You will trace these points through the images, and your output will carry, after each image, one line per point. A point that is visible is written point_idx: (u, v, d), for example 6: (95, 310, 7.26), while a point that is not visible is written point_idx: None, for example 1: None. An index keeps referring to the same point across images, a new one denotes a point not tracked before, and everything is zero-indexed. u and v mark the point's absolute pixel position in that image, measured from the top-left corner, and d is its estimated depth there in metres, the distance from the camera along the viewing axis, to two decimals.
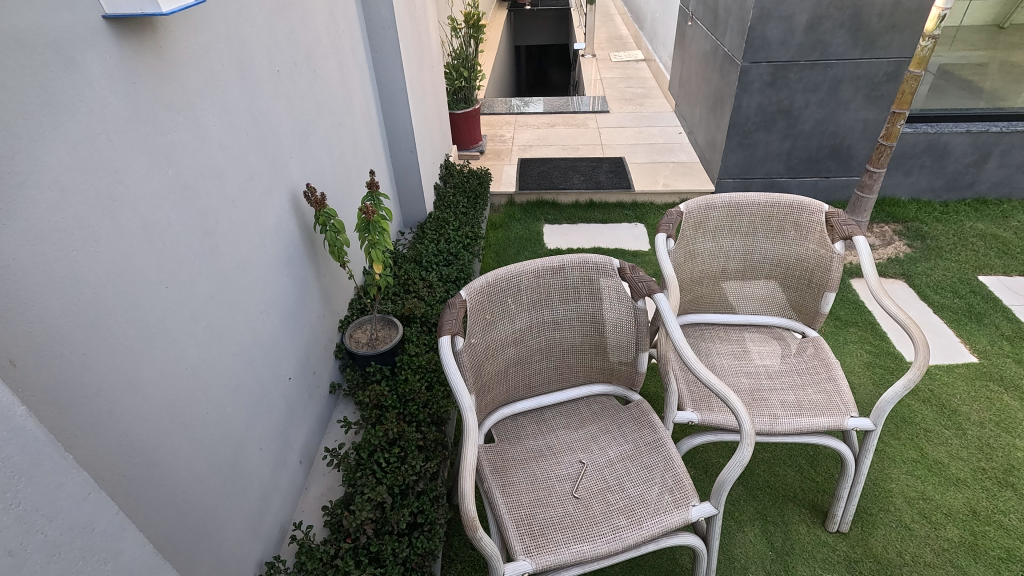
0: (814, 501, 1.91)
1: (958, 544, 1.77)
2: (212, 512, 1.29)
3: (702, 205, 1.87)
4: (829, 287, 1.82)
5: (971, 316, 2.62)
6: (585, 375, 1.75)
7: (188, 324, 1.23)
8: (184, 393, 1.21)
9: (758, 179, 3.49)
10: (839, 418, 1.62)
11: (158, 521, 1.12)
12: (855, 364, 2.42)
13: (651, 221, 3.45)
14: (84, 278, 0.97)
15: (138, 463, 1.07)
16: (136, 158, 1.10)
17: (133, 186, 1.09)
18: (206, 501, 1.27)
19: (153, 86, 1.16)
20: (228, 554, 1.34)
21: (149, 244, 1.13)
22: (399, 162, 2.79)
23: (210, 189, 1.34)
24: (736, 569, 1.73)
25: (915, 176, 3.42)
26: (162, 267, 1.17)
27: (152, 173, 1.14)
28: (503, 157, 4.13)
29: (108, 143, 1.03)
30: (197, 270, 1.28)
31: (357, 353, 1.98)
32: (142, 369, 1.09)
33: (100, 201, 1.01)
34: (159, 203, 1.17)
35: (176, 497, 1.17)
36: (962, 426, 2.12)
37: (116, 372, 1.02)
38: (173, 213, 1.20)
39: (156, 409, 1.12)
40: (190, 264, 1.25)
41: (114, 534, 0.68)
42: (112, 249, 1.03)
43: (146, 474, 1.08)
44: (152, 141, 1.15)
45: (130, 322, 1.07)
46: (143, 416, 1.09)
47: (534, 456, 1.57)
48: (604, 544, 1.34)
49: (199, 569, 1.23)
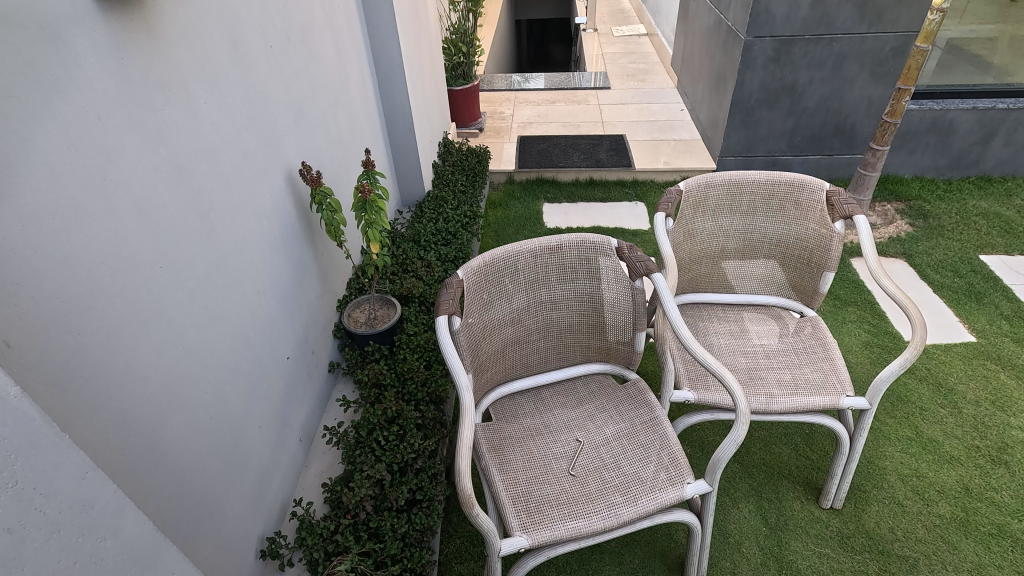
0: (809, 478, 1.93)
1: (950, 521, 1.79)
2: (213, 491, 1.32)
3: (702, 183, 1.85)
4: (828, 267, 1.83)
5: (970, 295, 2.62)
6: (583, 354, 1.75)
7: (184, 306, 1.23)
8: (182, 372, 1.21)
9: (760, 157, 3.44)
10: (835, 397, 1.62)
11: (159, 498, 1.13)
12: (853, 343, 2.42)
13: (652, 198, 3.42)
14: (77, 261, 0.96)
15: (137, 444, 1.08)
16: (128, 138, 1.09)
17: (126, 167, 1.08)
18: (207, 480, 1.29)
19: (144, 64, 1.14)
20: (229, 529, 1.36)
21: (143, 224, 1.12)
22: (397, 140, 2.76)
23: (205, 169, 1.33)
24: (730, 545, 1.76)
25: (920, 155, 3.38)
26: (157, 249, 1.16)
27: (145, 153, 1.13)
28: (503, 134, 4.08)
29: (99, 123, 1.02)
30: (193, 252, 1.27)
31: (357, 332, 1.98)
32: (139, 350, 1.09)
33: (92, 182, 1.00)
34: (153, 183, 1.15)
35: (177, 474, 1.19)
36: (958, 405, 2.14)
37: (113, 353, 1.03)
38: (167, 193, 1.20)
39: (155, 390, 1.13)
40: (185, 244, 1.25)
41: (114, 512, 0.69)
42: (105, 230, 1.02)
43: (145, 454, 1.10)
44: (144, 121, 1.13)
45: (126, 305, 1.07)
46: (141, 397, 1.09)
47: (532, 433, 1.59)
48: (600, 520, 1.36)
49: (200, 545, 1.25)
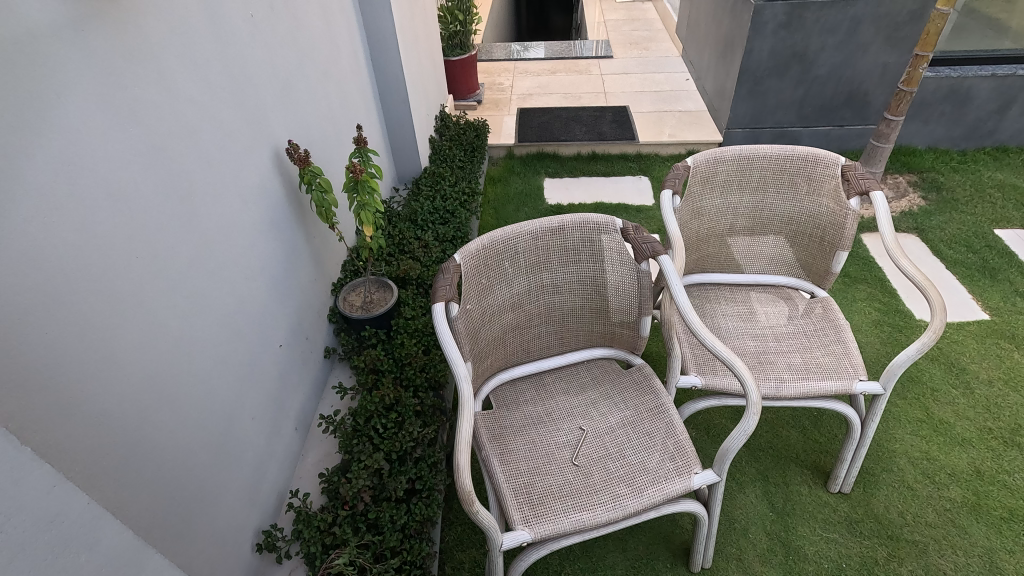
0: (816, 462, 1.89)
1: (961, 504, 1.76)
2: (204, 485, 1.27)
3: (711, 158, 1.76)
4: (842, 246, 1.75)
5: (984, 272, 2.54)
6: (587, 339, 1.69)
7: (165, 296, 1.17)
8: (165, 366, 1.15)
9: (769, 128, 3.32)
10: (848, 381, 1.57)
11: (145, 498, 1.09)
12: (863, 322, 2.36)
13: (656, 173, 3.32)
14: (41, 252, 0.89)
15: (116, 444, 1.02)
16: (93, 117, 1.00)
17: (93, 148, 1.00)
18: (196, 474, 1.24)
19: (109, 34, 1.04)
20: (222, 524, 1.32)
21: (116, 210, 1.05)
22: (392, 114, 2.65)
23: (182, 148, 1.24)
24: (736, 530, 1.73)
25: (934, 124, 3.26)
26: (133, 236, 1.08)
27: (115, 133, 1.05)
28: (502, 107, 3.95)
29: (60, 101, 0.93)
30: (172, 238, 1.20)
31: (352, 316, 1.91)
32: (114, 345, 1.03)
33: (55, 166, 0.92)
34: (125, 166, 1.07)
35: (163, 473, 1.14)
36: (970, 385, 2.08)
37: (86, 350, 0.96)
38: (141, 176, 1.11)
39: (135, 386, 1.07)
40: (164, 231, 1.17)
41: (90, 523, 0.64)
42: (72, 218, 0.95)
43: (126, 453, 1.04)
44: (111, 98, 1.04)
45: (99, 298, 1.00)
46: (118, 395, 1.03)
47: (534, 421, 1.54)
48: (604, 512, 1.32)
49: (191, 543, 1.21)
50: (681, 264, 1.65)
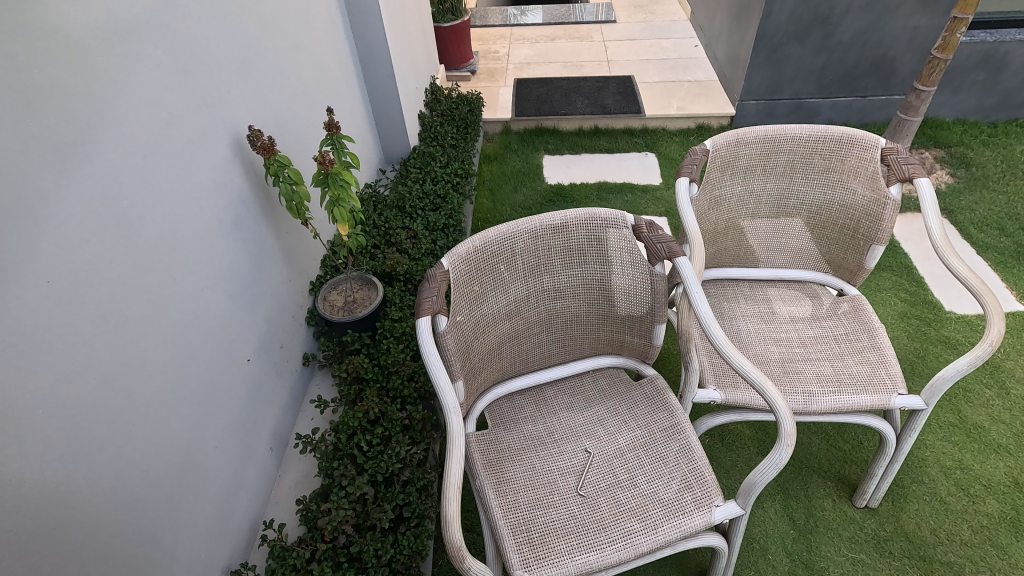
0: (841, 473, 1.74)
1: (998, 520, 1.62)
2: (155, 534, 1.11)
3: (733, 141, 1.55)
4: (878, 240, 1.56)
5: (1019, 257, 2.35)
6: (592, 347, 1.51)
7: (94, 322, 0.98)
8: (96, 406, 0.97)
9: (786, 100, 3.07)
10: (885, 395, 1.40)
11: (74, 566, 0.92)
12: (888, 315, 2.19)
13: (663, 149, 3.09)
14: None
15: (32, 511, 0.85)
16: None
17: None
18: (144, 524, 1.08)
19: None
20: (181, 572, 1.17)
21: (19, 226, 0.85)
22: (376, 89, 2.41)
23: (112, 143, 1.03)
24: (754, 551, 1.60)
25: (965, 94, 3.02)
26: (46, 256, 0.89)
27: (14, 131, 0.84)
28: (498, 77, 3.68)
29: None
30: (102, 253, 1.00)
31: (332, 319, 1.73)
32: (24, 391, 0.85)
33: None
34: (30, 170, 0.87)
35: (98, 530, 0.97)
36: (1006, 385, 1.92)
37: None
38: (54, 181, 0.91)
39: (55, 437, 0.89)
40: (89, 245, 0.98)
41: None
42: None
43: (45, 519, 0.87)
44: (5, 85, 0.83)
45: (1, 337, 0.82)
46: (31, 452, 0.85)
47: (535, 443, 1.38)
48: (614, 553, 1.17)
49: None
50: (701, 261, 1.44)
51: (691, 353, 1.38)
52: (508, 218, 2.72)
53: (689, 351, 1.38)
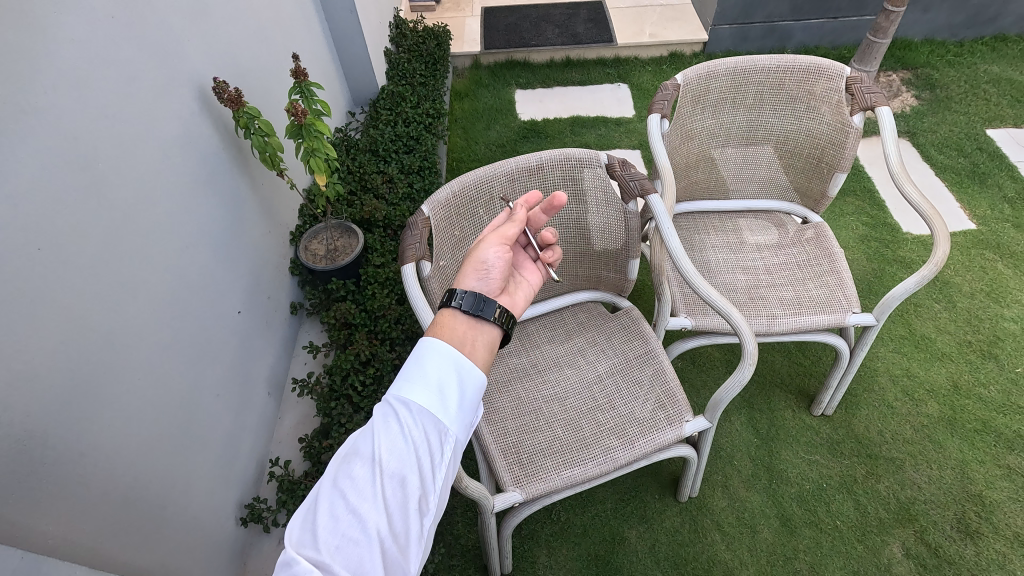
0: (801, 386, 1.92)
1: (937, 420, 1.80)
2: (177, 488, 1.14)
3: (702, 74, 1.57)
4: (840, 167, 1.60)
5: (974, 177, 2.42)
6: (571, 283, 1.57)
7: (93, 298, 0.96)
8: (110, 378, 0.98)
9: (758, 23, 3.06)
10: (841, 314, 1.52)
11: (111, 534, 0.94)
12: (850, 239, 2.29)
13: (636, 80, 3.06)
14: None
15: (50, 474, 0.85)
16: None
17: None
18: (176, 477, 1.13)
19: None
20: (201, 523, 1.21)
21: (12, 215, 0.83)
22: (337, 25, 2.25)
23: (86, 113, 0.98)
24: (722, 458, 1.78)
25: (934, 12, 2.93)
26: (43, 239, 0.88)
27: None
28: (464, 6, 3.52)
29: None
30: (90, 228, 0.97)
31: (314, 269, 1.75)
32: (46, 371, 0.86)
33: None
34: (17, 157, 0.84)
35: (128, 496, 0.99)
36: (952, 298, 2.07)
37: (14, 387, 0.80)
38: (33, 164, 0.87)
39: (79, 414, 0.91)
40: (79, 226, 0.95)
41: None
42: None
43: (65, 481, 0.87)
44: None
45: (15, 322, 0.82)
46: (63, 427, 0.88)
47: (519, 375, 1.47)
48: (595, 467, 1.30)
49: (175, 552, 1.10)
50: (671, 199, 1.54)
51: (663, 285, 1.49)
52: (483, 156, 2.70)
53: (660, 284, 1.49)
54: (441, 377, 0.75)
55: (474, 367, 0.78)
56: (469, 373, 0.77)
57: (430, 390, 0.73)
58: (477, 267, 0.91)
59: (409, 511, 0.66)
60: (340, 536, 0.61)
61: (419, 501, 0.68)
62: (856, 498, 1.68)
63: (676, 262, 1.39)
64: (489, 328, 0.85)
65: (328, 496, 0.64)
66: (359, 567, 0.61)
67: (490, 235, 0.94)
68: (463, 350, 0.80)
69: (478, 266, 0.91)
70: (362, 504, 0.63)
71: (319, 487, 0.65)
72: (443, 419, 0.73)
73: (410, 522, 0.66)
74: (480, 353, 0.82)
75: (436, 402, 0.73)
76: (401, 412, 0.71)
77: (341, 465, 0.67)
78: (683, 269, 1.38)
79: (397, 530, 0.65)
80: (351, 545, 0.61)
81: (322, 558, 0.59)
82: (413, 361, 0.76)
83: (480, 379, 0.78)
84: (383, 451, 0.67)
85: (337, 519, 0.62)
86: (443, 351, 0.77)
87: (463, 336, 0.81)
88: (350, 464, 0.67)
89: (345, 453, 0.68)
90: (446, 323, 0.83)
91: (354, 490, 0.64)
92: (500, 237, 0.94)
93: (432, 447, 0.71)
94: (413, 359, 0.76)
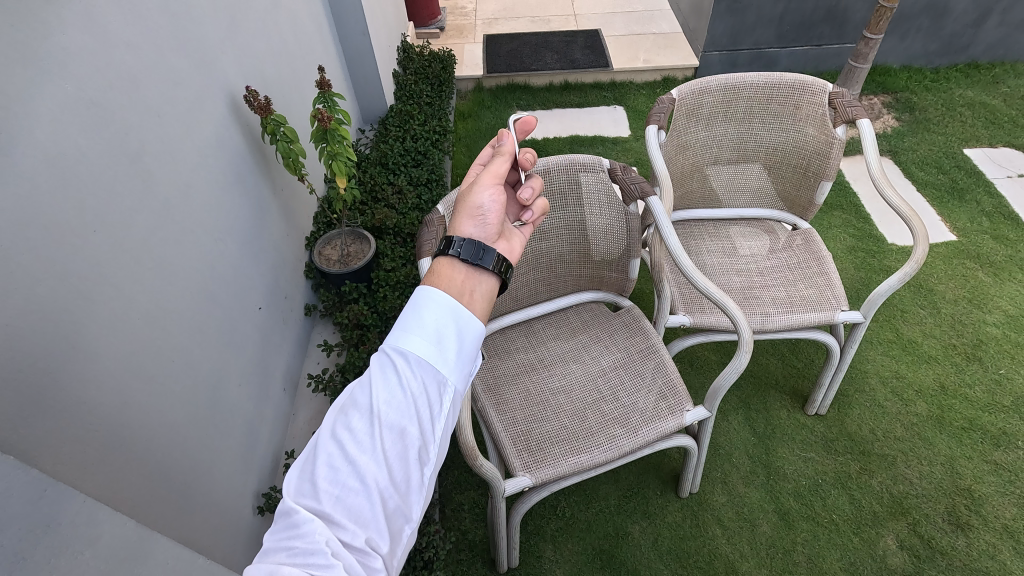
0: (795, 387, 1.99)
1: (926, 418, 1.88)
2: (206, 468, 1.18)
3: (696, 89, 1.69)
4: (826, 175, 1.72)
5: (953, 192, 2.55)
6: (575, 284, 1.65)
7: (139, 281, 1.03)
8: (152, 356, 1.05)
9: (746, 50, 3.24)
10: (830, 312, 1.61)
11: (149, 503, 0.99)
12: (838, 249, 2.39)
13: (631, 102, 3.21)
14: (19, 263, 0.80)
15: (102, 440, 0.90)
16: (39, 99, 0.85)
17: (44, 133, 0.86)
18: (204, 457, 1.18)
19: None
20: (225, 506, 1.25)
21: (75, 199, 0.91)
22: (350, 47, 2.38)
23: (137, 111, 1.07)
24: (721, 456, 1.84)
25: (911, 41, 3.12)
26: (99, 223, 0.96)
27: (23, 74, 0.83)
28: (466, 33, 3.69)
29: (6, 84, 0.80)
30: (137, 217, 1.05)
31: (328, 272, 1.82)
32: (100, 342, 0.93)
33: (19, 170, 0.81)
34: (80, 146, 0.93)
35: (165, 469, 1.04)
36: (937, 304, 2.17)
37: (73, 355, 0.87)
38: (93, 154, 0.95)
39: (127, 387, 0.97)
40: (128, 213, 1.03)
41: (88, 521, 0.62)
42: (43, 218, 0.84)
43: (115, 448, 0.92)
44: (48, 71, 0.88)
45: (75, 295, 0.89)
46: (114, 397, 0.94)
47: (526, 370, 1.54)
48: (601, 454, 1.36)
49: (203, 529, 1.15)
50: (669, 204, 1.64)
51: (664, 284, 1.58)
52: None
53: (661, 283, 1.57)
54: (440, 326, 0.68)
55: (472, 316, 0.71)
56: (469, 323, 0.70)
57: (429, 339, 0.66)
58: (471, 211, 0.86)
59: (410, 461, 0.62)
60: (340, 487, 0.58)
61: (419, 455, 0.63)
62: (851, 492, 1.74)
63: (678, 258, 1.47)
64: (488, 278, 0.78)
65: (327, 446, 0.60)
66: (359, 519, 0.58)
67: (482, 176, 0.88)
68: (462, 301, 0.73)
69: (473, 212, 0.86)
70: (359, 457, 0.59)
71: (317, 437, 0.61)
72: (442, 371, 0.66)
73: (412, 474, 0.62)
74: (480, 305, 0.75)
75: (435, 353, 0.66)
76: (398, 363, 0.64)
77: (338, 417, 0.62)
78: (684, 265, 1.46)
79: (398, 481, 0.61)
80: (351, 495, 0.58)
81: (322, 508, 0.57)
82: (411, 308, 0.69)
83: (480, 329, 0.71)
84: (381, 403, 0.62)
85: (334, 471, 0.59)
86: (441, 301, 0.70)
87: (461, 287, 0.74)
88: (347, 414, 0.62)
89: (341, 402, 0.63)
90: (444, 273, 0.76)
91: (353, 443, 0.60)
92: (494, 177, 0.88)
93: (431, 400, 0.65)
94: (410, 306, 0.69)
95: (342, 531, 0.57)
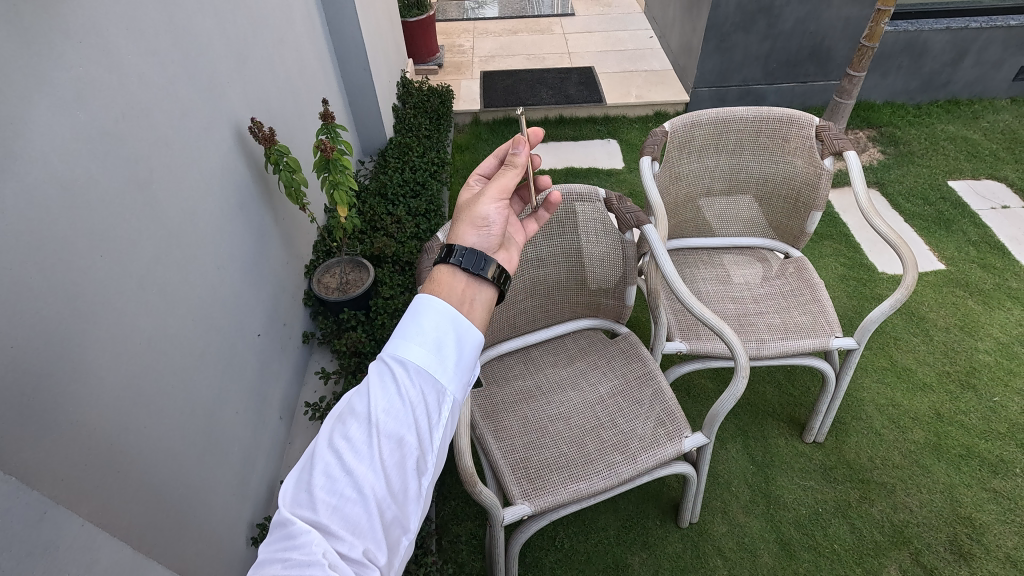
0: (792, 415, 1.99)
1: (924, 446, 1.88)
2: (202, 496, 1.17)
3: (687, 123, 1.75)
4: (815, 205, 1.76)
5: (940, 223, 2.60)
6: (572, 311, 1.67)
7: (144, 305, 1.05)
8: (153, 381, 1.05)
9: (735, 87, 3.35)
10: (824, 338, 1.63)
11: (145, 529, 0.98)
12: (830, 278, 2.43)
13: (625, 136, 3.30)
14: (29, 286, 0.81)
15: (103, 466, 0.90)
16: (54, 126, 0.88)
17: (58, 160, 0.88)
18: (201, 484, 1.17)
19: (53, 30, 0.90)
20: (220, 534, 1.23)
21: (83, 224, 0.93)
22: (352, 81, 2.45)
23: (148, 141, 1.10)
24: (721, 485, 1.83)
25: (892, 78, 3.24)
26: (107, 246, 0.97)
27: (39, 103, 0.86)
28: (464, 70, 3.81)
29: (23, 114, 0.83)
30: (144, 244, 1.07)
31: (326, 300, 1.84)
32: (103, 365, 0.93)
33: (32, 195, 0.83)
34: (91, 173, 0.95)
35: (163, 495, 1.04)
36: (929, 332, 2.19)
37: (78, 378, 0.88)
38: (102, 179, 0.98)
39: (128, 412, 0.98)
40: (135, 239, 1.05)
41: (88, 542, 0.61)
42: (53, 242, 0.86)
43: (115, 474, 0.92)
44: (64, 101, 0.91)
45: (80, 318, 0.90)
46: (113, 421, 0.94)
47: (525, 396, 1.54)
48: (601, 481, 1.36)
49: (198, 558, 1.13)
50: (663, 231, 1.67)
51: (660, 311, 1.59)
52: None
53: (658, 309, 1.59)
54: (439, 334, 0.69)
55: (471, 326, 0.72)
56: (468, 332, 0.71)
57: (428, 348, 0.67)
58: (475, 222, 0.87)
59: (408, 471, 0.62)
60: (337, 496, 0.59)
61: (417, 465, 0.63)
62: (852, 522, 1.73)
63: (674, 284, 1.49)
64: (487, 288, 0.80)
65: (325, 455, 0.61)
66: (357, 529, 0.58)
67: (489, 188, 0.89)
68: (462, 310, 0.75)
69: (477, 222, 0.87)
70: (358, 466, 0.60)
71: (316, 445, 0.61)
72: (440, 380, 0.67)
73: (410, 483, 0.62)
74: (479, 314, 0.77)
75: (434, 361, 0.67)
76: (397, 371, 0.65)
77: (336, 425, 0.63)
78: (680, 291, 1.48)
79: (396, 491, 0.61)
80: (349, 505, 0.59)
81: (319, 518, 0.57)
82: (410, 317, 0.70)
83: (479, 338, 0.72)
84: (380, 412, 0.63)
85: (331, 480, 0.59)
86: (441, 309, 0.71)
87: (461, 296, 0.76)
88: (346, 423, 0.62)
89: (340, 411, 0.64)
90: (444, 281, 0.77)
91: (351, 452, 0.60)
92: (501, 190, 0.89)
93: (429, 409, 0.66)
94: (410, 314, 0.70)
95: (340, 542, 0.57)
